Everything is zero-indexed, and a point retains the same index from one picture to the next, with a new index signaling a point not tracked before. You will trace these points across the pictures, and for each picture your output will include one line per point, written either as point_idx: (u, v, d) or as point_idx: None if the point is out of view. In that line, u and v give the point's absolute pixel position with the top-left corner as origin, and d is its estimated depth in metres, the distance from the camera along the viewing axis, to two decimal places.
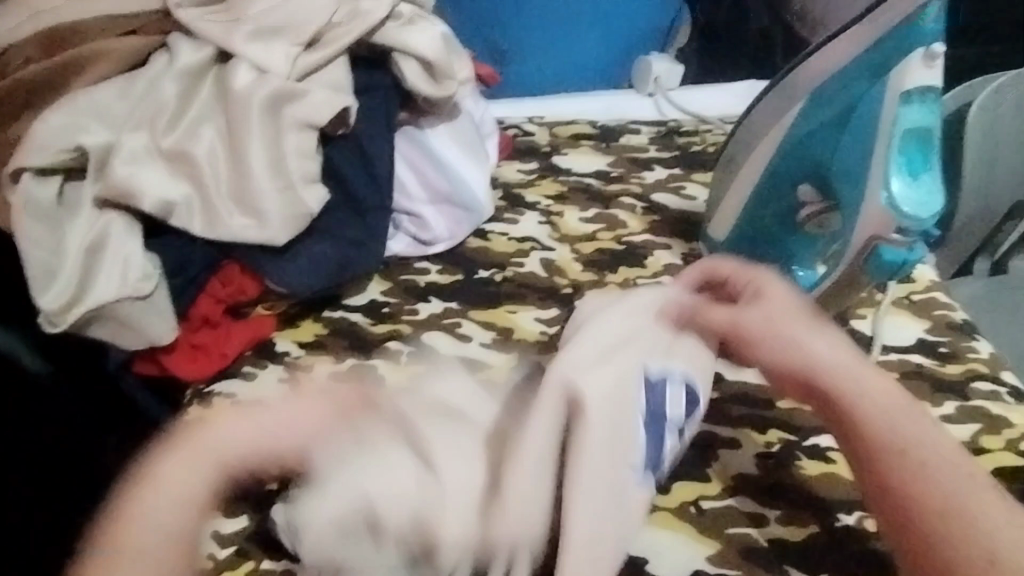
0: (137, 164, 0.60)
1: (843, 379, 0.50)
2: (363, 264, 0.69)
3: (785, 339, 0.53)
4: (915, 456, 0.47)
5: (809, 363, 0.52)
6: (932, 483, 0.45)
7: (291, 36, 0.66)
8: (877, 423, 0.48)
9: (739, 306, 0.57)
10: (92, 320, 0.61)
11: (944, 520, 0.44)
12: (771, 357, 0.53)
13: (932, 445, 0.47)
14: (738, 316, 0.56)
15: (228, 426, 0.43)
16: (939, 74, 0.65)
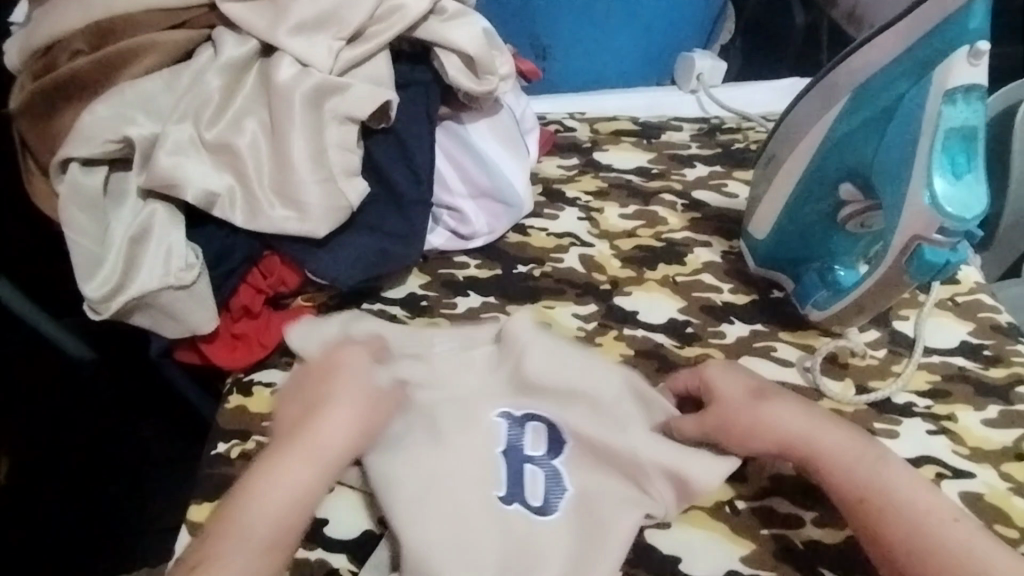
0: (181, 155, 0.62)
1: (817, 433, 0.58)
2: (405, 258, 0.71)
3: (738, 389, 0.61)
4: (815, 444, 0.57)
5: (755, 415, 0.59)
6: (847, 471, 0.56)
7: (334, 29, 0.66)
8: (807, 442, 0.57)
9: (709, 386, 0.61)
10: (135, 309, 0.63)
11: (872, 514, 0.54)
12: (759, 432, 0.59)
13: (867, 470, 0.56)
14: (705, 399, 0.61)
15: (329, 431, 0.55)
16: (987, 69, 0.61)
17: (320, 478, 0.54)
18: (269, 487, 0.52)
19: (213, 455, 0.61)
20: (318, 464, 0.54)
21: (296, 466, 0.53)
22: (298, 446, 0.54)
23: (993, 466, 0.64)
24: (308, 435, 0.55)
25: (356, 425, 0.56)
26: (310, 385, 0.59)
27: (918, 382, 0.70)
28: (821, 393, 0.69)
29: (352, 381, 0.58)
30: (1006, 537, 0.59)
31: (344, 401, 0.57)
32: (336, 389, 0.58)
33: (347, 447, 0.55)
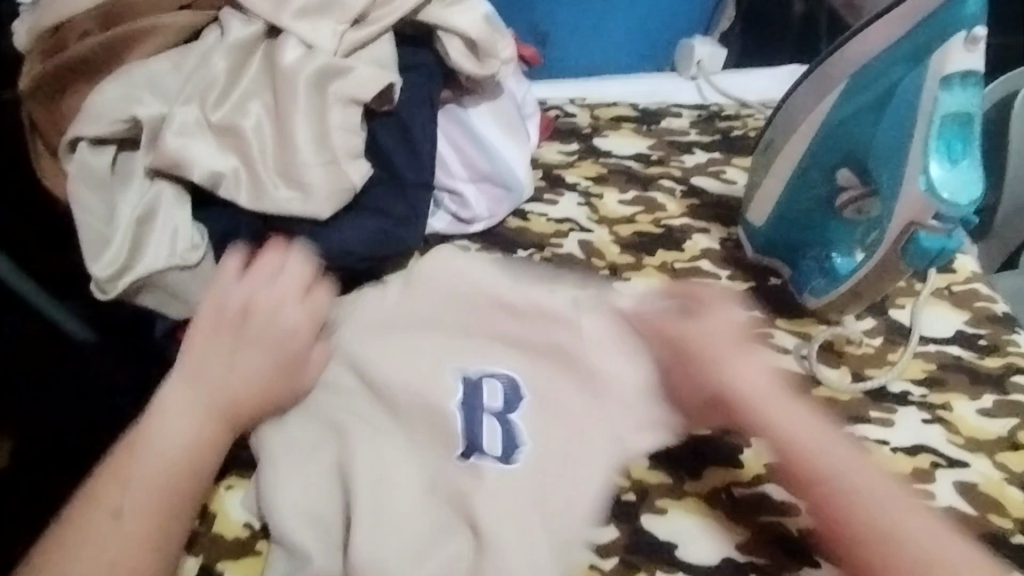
0: (187, 137, 0.62)
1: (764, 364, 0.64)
2: (406, 239, 0.71)
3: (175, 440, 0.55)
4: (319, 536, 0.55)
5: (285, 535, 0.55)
6: None
7: (338, 12, 0.67)
8: None
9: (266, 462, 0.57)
10: (142, 289, 0.63)
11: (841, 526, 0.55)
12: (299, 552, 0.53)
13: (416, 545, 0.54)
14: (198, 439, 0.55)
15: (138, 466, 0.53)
16: (982, 55, 0.62)
17: (162, 507, 0.52)
18: (106, 532, 0.50)
19: None
20: (169, 472, 0.53)
21: (138, 487, 0.52)
22: (123, 480, 0.52)
23: (990, 457, 0.65)
24: (143, 442, 0.54)
25: (193, 421, 0.56)
26: (212, 347, 0.59)
27: (913, 371, 0.71)
28: (818, 380, 0.70)
29: (257, 351, 0.60)
30: (1000, 527, 0.60)
31: (237, 390, 0.58)
32: (235, 355, 0.59)
33: (210, 451, 0.55)
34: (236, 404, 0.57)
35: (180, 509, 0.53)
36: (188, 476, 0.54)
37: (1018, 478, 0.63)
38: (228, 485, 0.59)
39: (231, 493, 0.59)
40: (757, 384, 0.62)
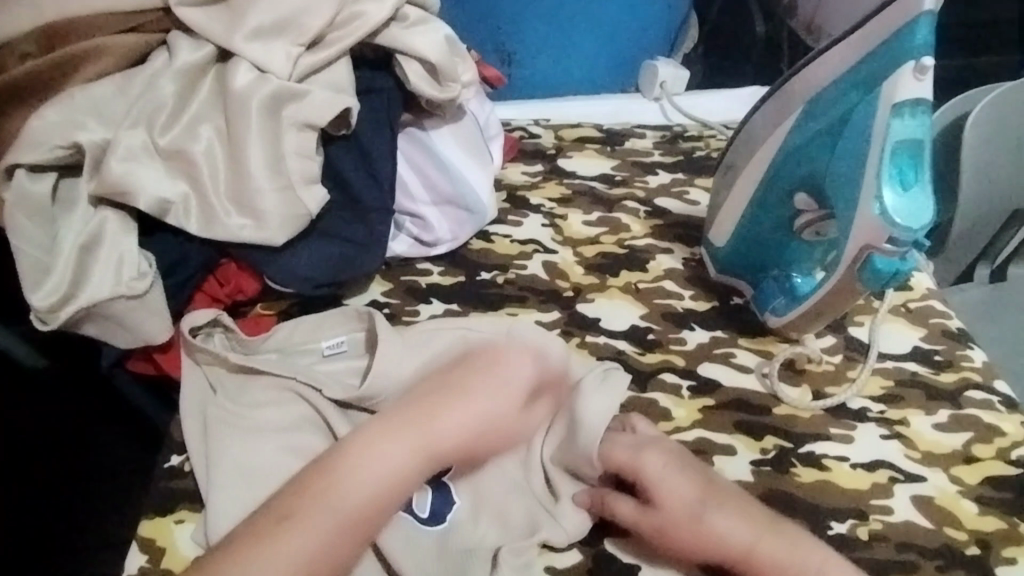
0: (133, 162, 0.61)
1: (664, 488, 0.57)
2: (366, 265, 0.70)
3: (380, 466, 0.55)
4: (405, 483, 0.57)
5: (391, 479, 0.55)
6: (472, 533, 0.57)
7: (293, 35, 0.66)
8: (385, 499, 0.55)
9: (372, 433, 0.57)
10: (85, 320, 0.61)
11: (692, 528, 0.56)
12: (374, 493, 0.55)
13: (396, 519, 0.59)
14: (351, 453, 0.55)
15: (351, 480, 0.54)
16: (931, 84, 0.62)
17: (344, 528, 0.53)
18: (295, 535, 0.51)
19: (164, 469, 0.63)
20: (356, 504, 0.53)
21: (327, 506, 0.52)
22: (331, 492, 0.53)
23: (945, 470, 0.65)
24: (353, 469, 0.54)
25: (413, 438, 0.56)
26: (431, 393, 0.60)
27: (872, 388, 0.72)
28: (779, 399, 0.70)
29: (475, 400, 0.60)
30: (956, 540, 0.61)
31: (437, 433, 0.58)
32: (451, 409, 0.59)
33: (404, 480, 0.56)
34: (434, 449, 0.57)
35: (352, 533, 0.53)
36: (375, 511, 0.54)
37: (973, 492, 0.64)
38: (178, 519, 0.60)
39: (181, 527, 0.59)
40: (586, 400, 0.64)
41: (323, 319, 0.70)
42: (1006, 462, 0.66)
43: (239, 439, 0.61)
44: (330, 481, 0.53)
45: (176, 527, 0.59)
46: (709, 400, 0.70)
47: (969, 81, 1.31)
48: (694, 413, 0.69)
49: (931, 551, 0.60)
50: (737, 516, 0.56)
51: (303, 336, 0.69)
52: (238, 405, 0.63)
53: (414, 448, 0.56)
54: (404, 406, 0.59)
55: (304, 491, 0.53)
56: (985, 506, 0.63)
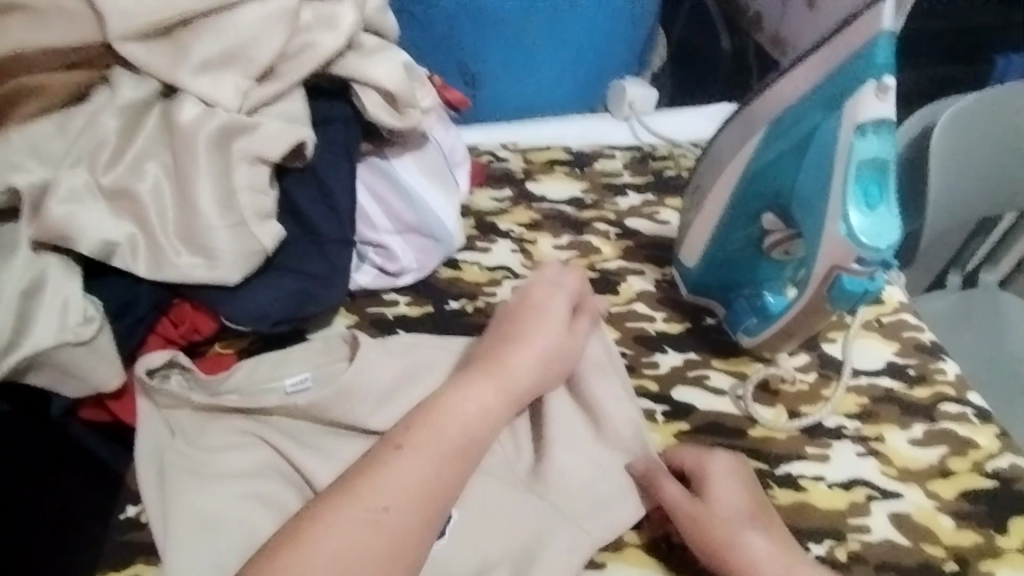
0: (76, 203, 0.59)
1: (715, 495, 0.58)
2: (327, 299, 0.69)
3: (459, 417, 0.56)
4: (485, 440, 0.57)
5: (464, 429, 0.56)
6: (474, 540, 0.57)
7: (241, 67, 0.64)
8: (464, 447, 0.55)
9: (450, 393, 0.58)
10: (31, 368, 0.59)
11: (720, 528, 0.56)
12: (454, 436, 0.55)
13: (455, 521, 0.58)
14: (433, 403, 0.57)
15: (443, 422, 0.55)
16: (894, 103, 0.62)
17: (445, 465, 0.54)
18: (395, 469, 0.52)
19: (120, 520, 0.60)
20: (453, 445, 0.55)
21: (423, 445, 0.53)
22: (427, 433, 0.54)
23: (922, 486, 0.64)
24: (441, 413, 0.56)
25: (489, 396, 0.59)
26: (495, 344, 0.63)
27: (846, 405, 0.70)
28: (754, 420, 0.69)
29: (537, 344, 0.63)
30: (934, 557, 0.59)
31: (514, 376, 0.61)
32: (517, 352, 0.62)
33: (487, 419, 0.58)
34: (512, 384, 0.60)
35: (453, 465, 0.54)
36: (470, 445, 0.56)
37: (951, 507, 0.63)
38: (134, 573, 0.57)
39: None
40: (577, 391, 0.66)
41: (284, 358, 0.68)
42: (983, 475, 0.65)
43: (197, 481, 0.59)
44: (421, 422, 0.55)
45: None
46: (684, 424, 0.68)
47: (936, 90, 1.32)
48: (667, 438, 0.67)
49: (909, 570, 0.58)
50: (766, 538, 0.56)
51: (264, 374, 0.67)
52: (220, 437, 0.62)
53: (489, 398, 0.59)
54: (473, 363, 0.61)
55: (404, 434, 0.54)
56: (963, 521, 0.62)
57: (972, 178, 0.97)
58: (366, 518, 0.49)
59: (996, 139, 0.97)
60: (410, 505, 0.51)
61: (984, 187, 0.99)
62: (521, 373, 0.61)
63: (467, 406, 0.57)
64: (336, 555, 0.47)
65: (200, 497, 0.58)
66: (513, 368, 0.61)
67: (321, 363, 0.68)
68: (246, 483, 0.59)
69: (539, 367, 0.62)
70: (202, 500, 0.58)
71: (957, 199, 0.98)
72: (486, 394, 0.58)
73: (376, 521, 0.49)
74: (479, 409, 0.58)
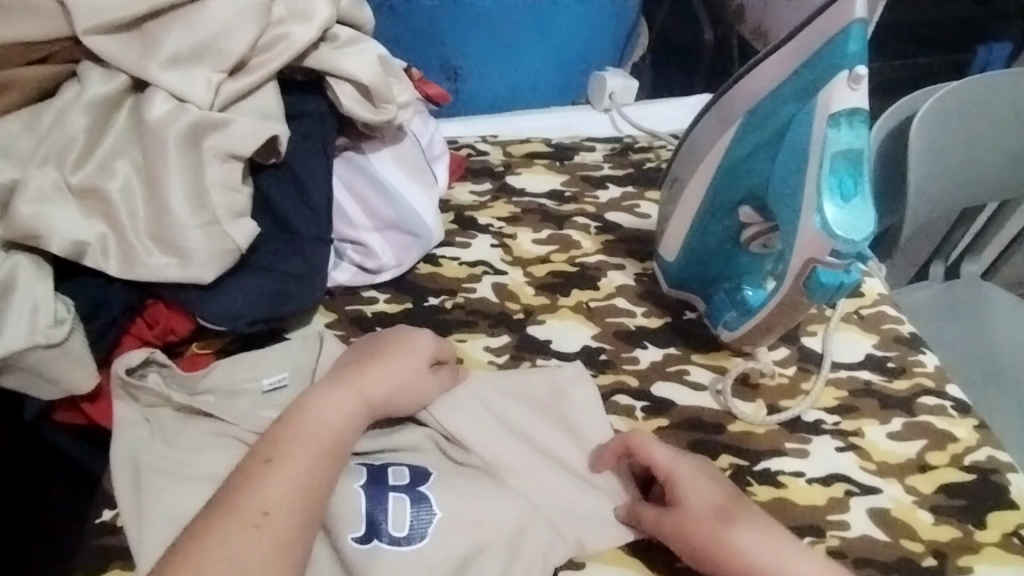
0: (45, 203, 0.58)
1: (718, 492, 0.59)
2: (304, 298, 0.68)
3: (323, 422, 0.56)
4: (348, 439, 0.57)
5: (326, 433, 0.55)
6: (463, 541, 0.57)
7: (212, 61, 0.63)
8: (326, 448, 0.55)
9: (310, 402, 0.57)
10: (3, 370, 0.58)
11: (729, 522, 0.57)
12: (317, 442, 0.55)
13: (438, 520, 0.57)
14: (296, 412, 0.56)
15: (302, 428, 0.55)
16: (866, 93, 0.62)
17: (311, 466, 0.53)
18: (270, 479, 0.52)
19: (96, 524, 0.59)
20: (316, 446, 0.54)
21: (290, 453, 0.53)
22: (289, 441, 0.54)
23: (899, 480, 0.65)
24: (303, 420, 0.56)
25: (350, 398, 0.58)
26: (351, 361, 0.62)
27: (826, 399, 0.71)
28: (734, 415, 0.69)
29: (394, 358, 0.62)
30: (912, 552, 0.60)
31: (375, 380, 0.60)
32: (377, 364, 0.61)
33: (349, 426, 0.57)
34: (375, 390, 0.60)
35: (324, 468, 0.54)
36: (334, 445, 0.55)
37: (928, 502, 0.63)
38: None
39: None
40: (556, 399, 0.67)
41: (262, 357, 0.67)
42: (960, 469, 0.66)
43: (173, 488, 0.58)
44: (285, 433, 0.55)
45: None
46: (664, 420, 0.68)
47: (915, 81, 1.33)
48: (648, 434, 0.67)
49: (887, 565, 0.59)
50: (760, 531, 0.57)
51: (242, 374, 0.66)
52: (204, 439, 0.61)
53: (352, 402, 0.58)
54: (335, 372, 0.61)
55: (270, 446, 0.54)
56: (940, 515, 0.62)
57: (950, 170, 0.98)
58: (238, 531, 0.49)
59: (973, 130, 0.97)
60: (284, 511, 0.50)
61: (963, 179, 0.99)
62: (374, 376, 0.60)
63: (335, 412, 0.57)
64: (227, 560, 0.48)
65: (175, 500, 0.57)
66: (374, 373, 0.61)
67: (299, 363, 0.67)
68: (223, 487, 0.59)
69: (396, 369, 0.62)
70: (179, 504, 0.57)
71: (937, 189, 0.98)
72: (349, 399, 0.58)
73: (254, 527, 0.49)
74: (343, 412, 0.57)
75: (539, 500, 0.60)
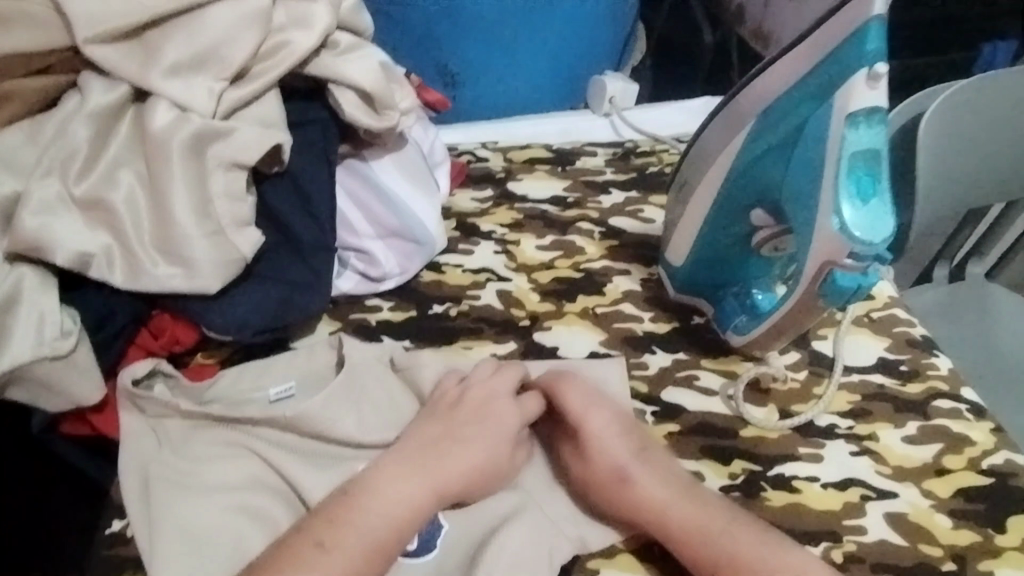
0: (48, 215, 0.57)
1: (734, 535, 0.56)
2: (307, 307, 0.67)
3: (384, 511, 0.54)
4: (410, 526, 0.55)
5: (388, 523, 0.54)
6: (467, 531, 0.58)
7: (214, 70, 0.62)
8: (378, 537, 0.53)
9: (373, 483, 0.55)
10: (12, 383, 0.57)
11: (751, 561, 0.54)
12: (369, 529, 0.53)
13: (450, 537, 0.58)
14: (358, 493, 0.55)
15: (366, 516, 0.54)
16: (885, 92, 0.61)
17: (363, 562, 0.52)
18: (314, 571, 0.51)
19: (106, 536, 0.58)
20: (372, 538, 0.53)
21: (346, 543, 0.52)
22: (349, 529, 0.53)
23: (916, 485, 0.64)
24: (368, 505, 0.54)
25: (418, 482, 0.56)
26: (432, 434, 0.59)
27: (839, 403, 0.70)
28: (746, 421, 0.68)
29: (481, 440, 0.59)
30: (931, 557, 0.59)
31: (451, 462, 0.58)
32: (462, 445, 0.59)
33: (416, 515, 0.55)
34: (450, 475, 0.57)
35: (371, 567, 0.52)
36: (393, 536, 0.54)
37: (945, 505, 0.62)
38: None
39: None
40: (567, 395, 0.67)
41: (266, 369, 0.66)
42: (978, 472, 0.65)
43: (183, 500, 0.57)
44: (342, 519, 0.53)
45: None
46: (675, 425, 0.67)
47: (913, 82, 1.32)
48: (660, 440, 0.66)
49: (906, 570, 0.58)
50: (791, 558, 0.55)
51: (247, 385, 0.65)
52: (210, 443, 0.60)
53: (420, 489, 0.56)
54: (412, 442, 0.59)
55: (320, 531, 0.53)
56: (958, 519, 0.62)
57: (954, 171, 0.97)
58: None
59: (979, 129, 0.96)
60: None
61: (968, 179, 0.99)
62: (441, 454, 0.58)
63: (398, 501, 0.55)
64: None
65: (183, 510, 0.56)
66: (446, 449, 0.58)
67: (304, 373, 0.66)
68: (229, 499, 0.57)
69: (476, 444, 0.59)
70: (185, 518, 0.56)
71: (941, 191, 0.98)
72: (416, 484, 0.56)
73: None
74: (407, 500, 0.55)
75: (558, 516, 0.60)
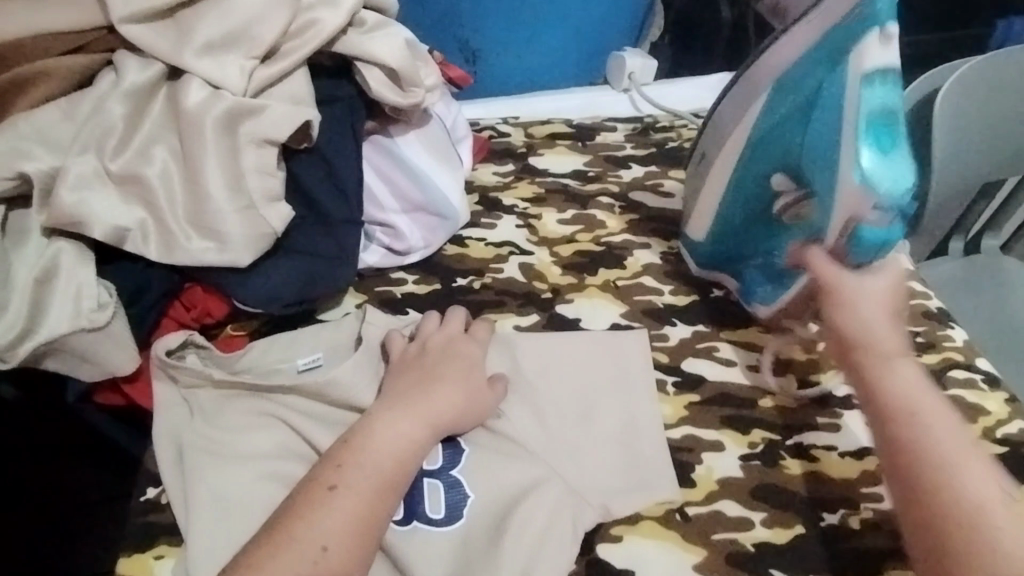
0: (85, 190, 0.59)
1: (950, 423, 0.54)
2: (334, 279, 0.69)
3: (383, 449, 0.56)
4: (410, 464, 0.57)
5: (388, 459, 0.56)
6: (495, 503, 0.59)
7: (245, 48, 0.64)
8: (383, 471, 0.55)
9: (369, 426, 0.58)
10: (47, 354, 0.59)
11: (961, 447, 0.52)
12: (374, 464, 0.55)
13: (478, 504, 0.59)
14: (354, 438, 0.57)
15: (368, 454, 0.55)
16: (897, 50, 0.62)
17: (375, 495, 0.54)
18: (334, 508, 0.52)
19: (141, 503, 0.60)
20: (378, 475, 0.55)
21: (354, 481, 0.54)
22: (352, 468, 0.55)
23: None
24: (368, 445, 0.56)
25: (410, 421, 0.58)
26: (406, 382, 0.62)
27: None
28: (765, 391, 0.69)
29: (450, 381, 0.62)
30: None
31: (434, 404, 0.60)
32: (435, 387, 0.62)
33: (412, 452, 0.57)
34: (436, 415, 0.60)
35: (386, 497, 0.54)
36: (396, 472, 0.56)
37: None
38: (157, 555, 0.57)
39: (161, 562, 0.57)
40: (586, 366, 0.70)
41: (297, 341, 0.68)
42: (992, 441, 0.66)
43: (216, 466, 0.59)
44: (349, 459, 0.55)
45: (156, 562, 0.57)
46: (695, 395, 0.69)
47: (932, 57, 1.32)
48: (681, 409, 0.68)
49: None
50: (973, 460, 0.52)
51: (275, 356, 0.66)
52: (245, 413, 0.62)
53: (410, 427, 0.58)
54: (390, 389, 0.61)
55: (332, 470, 0.54)
56: None
57: (973, 144, 0.97)
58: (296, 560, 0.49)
59: (999, 103, 0.96)
60: (345, 541, 0.51)
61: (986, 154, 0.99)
62: (423, 395, 0.61)
63: (393, 437, 0.57)
64: None
65: (219, 475, 0.59)
66: (427, 392, 0.61)
67: (332, 344, 0.68)
68: (263, 465, 0.60)
69: (454, 387, 0.62)
70: (222, 485, 0.58)
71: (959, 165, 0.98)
72: (408, 425, 0.58)
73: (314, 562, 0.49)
74: (403, 437, 0.57)
75: (582, 485, 0.61)
